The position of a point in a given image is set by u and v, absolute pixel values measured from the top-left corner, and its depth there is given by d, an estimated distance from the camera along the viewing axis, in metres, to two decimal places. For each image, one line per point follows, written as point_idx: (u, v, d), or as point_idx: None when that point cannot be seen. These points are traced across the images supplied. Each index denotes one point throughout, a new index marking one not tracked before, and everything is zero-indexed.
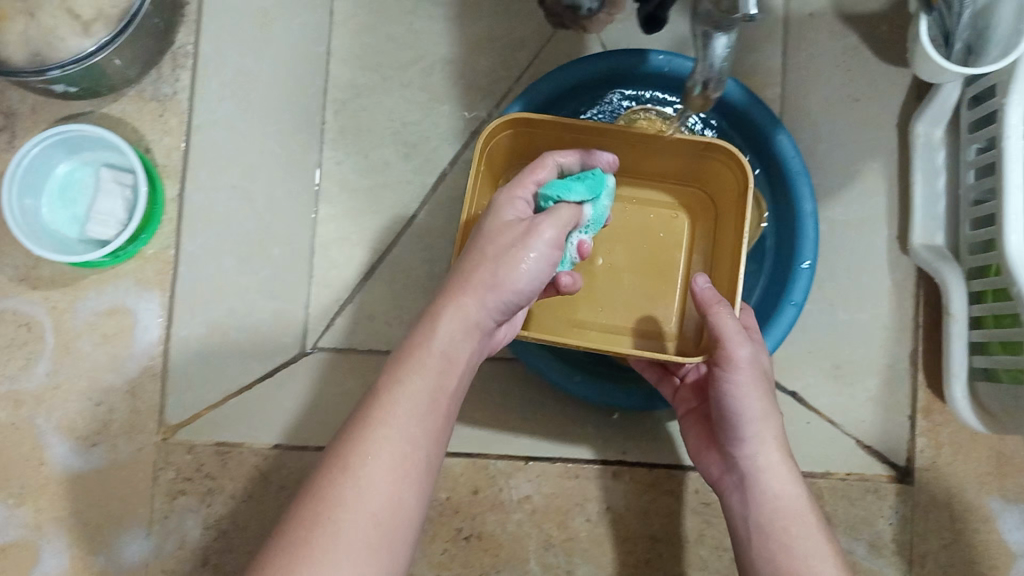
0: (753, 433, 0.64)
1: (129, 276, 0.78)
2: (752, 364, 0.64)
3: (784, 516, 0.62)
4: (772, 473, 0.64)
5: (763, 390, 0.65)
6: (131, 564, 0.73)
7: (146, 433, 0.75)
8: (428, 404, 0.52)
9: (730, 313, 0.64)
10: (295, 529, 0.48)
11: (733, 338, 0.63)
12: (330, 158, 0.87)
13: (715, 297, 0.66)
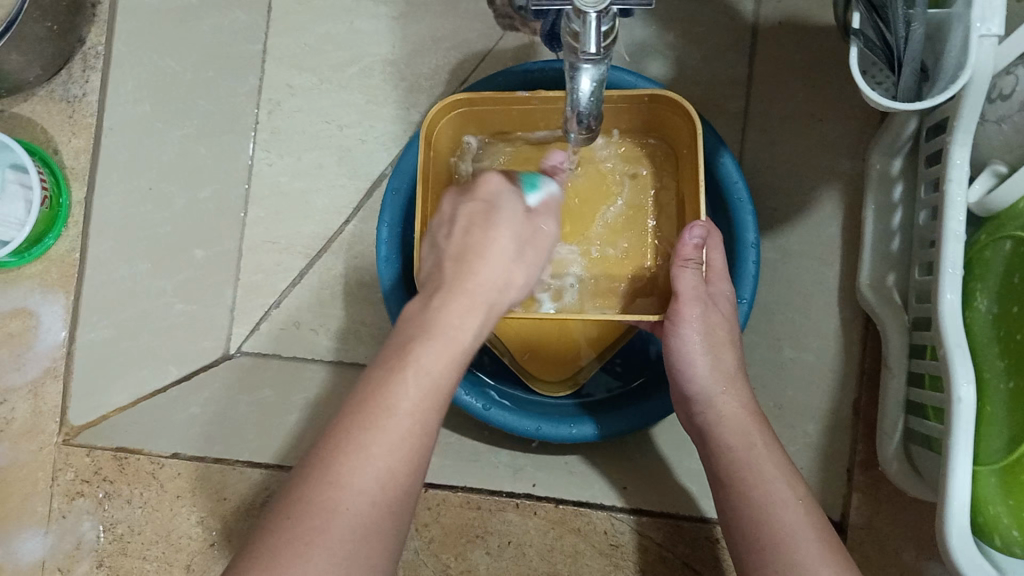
0: (701, 393, 0.64)
1: (33, 278, 0.76)
2: (707, 319, 0.64)
3: (747, 472, 0.59)
4: (740, 432, 0.61)
5: (717, 342, 0.65)
6: (27, 562, 0.73)
7: (46, 434, 0.75)
8: (427, 380, 0.48)
9: (689, 267, 0.64)
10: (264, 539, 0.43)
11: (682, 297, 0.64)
12: (263, 158, 0.85)
13: (694, 253, 0.64)
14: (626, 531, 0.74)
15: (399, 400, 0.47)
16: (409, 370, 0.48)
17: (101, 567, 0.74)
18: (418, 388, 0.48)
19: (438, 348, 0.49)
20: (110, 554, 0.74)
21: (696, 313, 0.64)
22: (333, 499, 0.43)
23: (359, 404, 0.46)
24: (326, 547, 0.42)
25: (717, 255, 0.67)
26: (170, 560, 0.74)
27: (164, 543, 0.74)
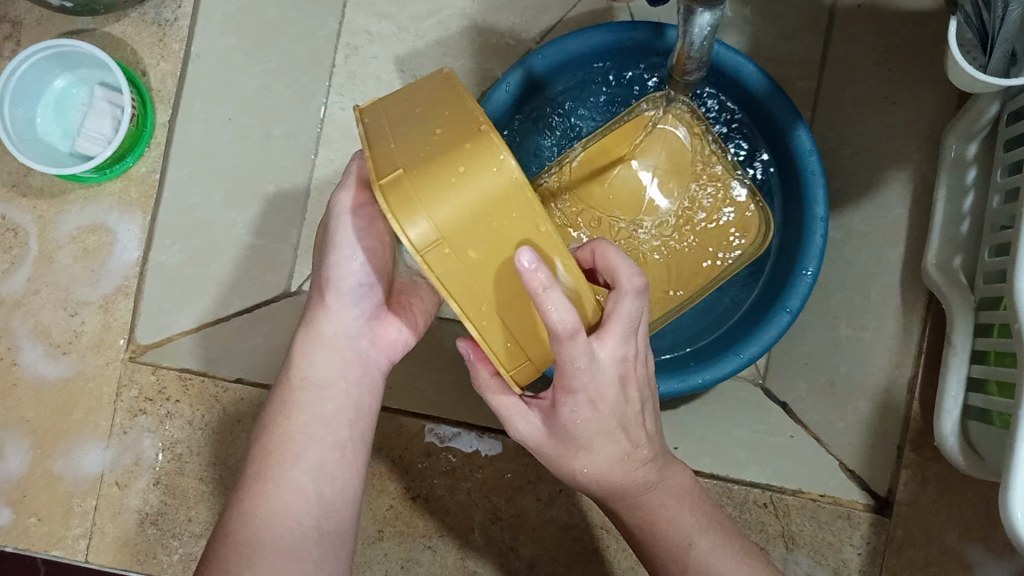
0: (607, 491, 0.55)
1: (112, 196, 0.77)
2: (573, 422, 0.50)
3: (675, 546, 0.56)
4: (622, 498, 0.56)
5: (612, 433, 0.52)
6: (87, 475, 0.75)
7: (114, 350, 0.75)
8: (317, 415, 0.53)
9: (487, 389, 0.53)
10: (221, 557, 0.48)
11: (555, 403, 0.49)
12: (335, 103, 0.85)
13: (483, 368, 0.53)
14: None
15: (300, 440, 0.52)
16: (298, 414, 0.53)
17: (158, 484, 0.75)
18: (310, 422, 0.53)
19: (320, 388, 0.54)
20: (167, 473, 0.75)
21: (569, 416, 0.50)
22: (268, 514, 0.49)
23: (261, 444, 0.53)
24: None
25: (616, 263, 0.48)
26: (226, 482, 0.74)
27: (221, 467, 0.74)
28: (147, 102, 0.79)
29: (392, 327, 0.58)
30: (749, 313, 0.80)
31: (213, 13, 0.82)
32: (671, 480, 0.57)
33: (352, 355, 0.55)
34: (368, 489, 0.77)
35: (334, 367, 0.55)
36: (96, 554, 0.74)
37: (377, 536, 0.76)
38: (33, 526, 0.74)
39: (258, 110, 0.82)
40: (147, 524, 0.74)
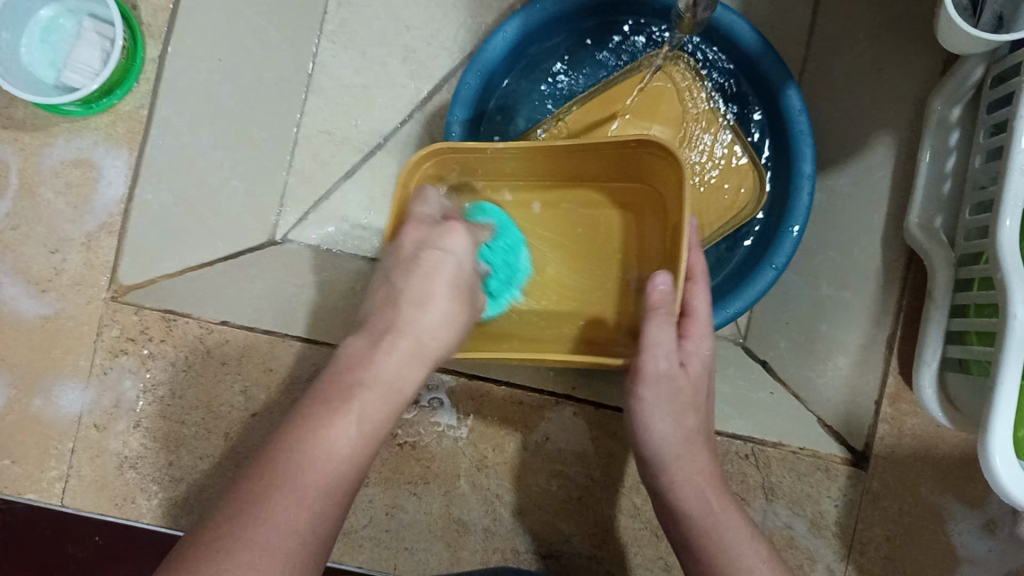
0: (657, 457, 0.64)
1: (98, 130, 0.76)
2: (665, 376, 0.63)
3: (700, 522, 0.62)
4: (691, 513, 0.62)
5: (677, 404, 0.64)
6: (64, 417, 0.72)
7: (96, 289, 0.73)
8: (361, 416, 0.50)
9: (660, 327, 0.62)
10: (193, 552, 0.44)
11: (652, 349, 0.63)
12: (328, 52, 0.86)
13: (662, 302, 0.62)
14: None
15: (332, 440, 0.48)
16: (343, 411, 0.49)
17: (139, 427, 0.73)
18: (353, 424, 0.49)
19: (377, 392, 0.51)
20: (149, 416, 0.73)
21: (658, 368, 0.63)
22: (259, 527, 0.45)
23: (310, 412, 0.49)
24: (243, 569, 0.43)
25: (696, 255, 0.69)
26: (210, 426, 0.73)
27: (205, 410, 0.73)
28: (136, 36, 0.77)
29: (592, 327, 0.58)
30: (736, 272, 0.82)
31: None
32: (701, 464, 0.64)
33: (417, 358, 0.53)
34: None
35: (353, 409, 0.50)
36: (72, 497, 0.72)
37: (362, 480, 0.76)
38: (9, 468, 0.72)
39: (251, 54, 0.82)
40: (126, 468, 0.72)
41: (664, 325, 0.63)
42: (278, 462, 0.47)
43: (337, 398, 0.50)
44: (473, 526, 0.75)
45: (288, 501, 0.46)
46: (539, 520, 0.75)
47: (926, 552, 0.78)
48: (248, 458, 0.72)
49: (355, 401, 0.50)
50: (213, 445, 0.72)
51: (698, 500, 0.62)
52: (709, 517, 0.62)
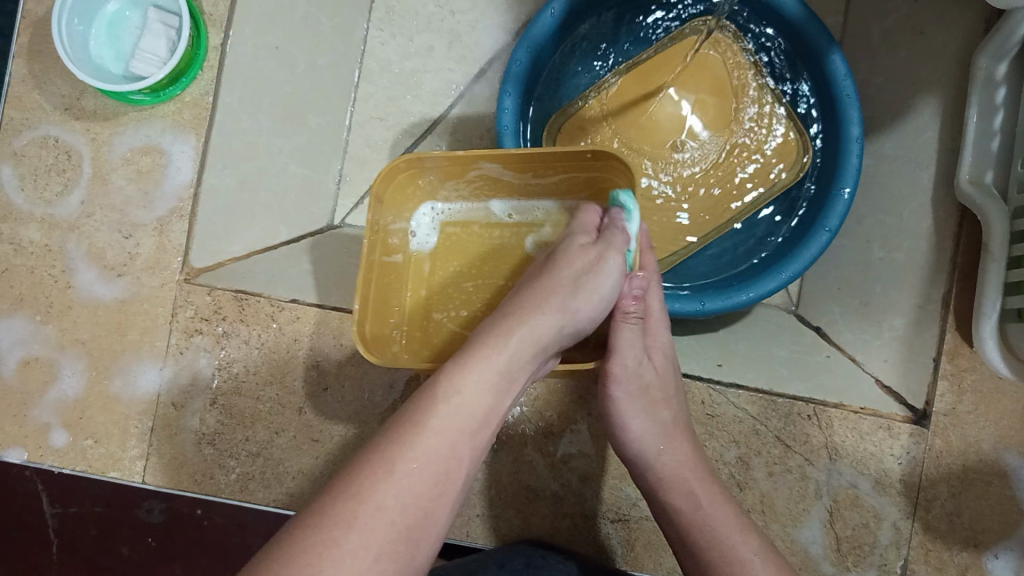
0: (640, 456, 0.64)
1: (166, 118, 0.79)
2: (633, 374, 0.64)
3: (692, 518, 0.60)
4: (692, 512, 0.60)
5: (650, 400, 0.64)
6: (144, 395, 0.75)
7: (170, 271, 0.76)
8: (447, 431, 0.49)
9: (630, 327, 0.63)
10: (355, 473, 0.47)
11: (620, 351, 0.63)
12: (376, 36, 0.87)
13: (633, 306, 0.63)
14: (722, 403, 0.81)
15: (465, 394, 0.51)
16: (444, 412, 0.50)
17: (214, 404, 0.75)
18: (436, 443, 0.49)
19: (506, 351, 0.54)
20: (224, 393, 0.75)
21: (628, 368, 0.64)
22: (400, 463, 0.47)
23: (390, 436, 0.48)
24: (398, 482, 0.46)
25: (649, 256, 0.66)
26: (283, 401, 0.74)
27: (279, 386, 0.75)
28: (200, 26, 0.80)
29: (625, 330, 0.63)
30: (792, 236, 0.82)
31: None
32: (682, 455, 0.63)
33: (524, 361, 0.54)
34: None
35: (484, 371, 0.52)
36: (154, 475, 0.74)
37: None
38: (90, 448, 0.74)
39: (303, 39, 0.84)
40: (204, 444, 0.74)
41: (631, 328, 0.64)
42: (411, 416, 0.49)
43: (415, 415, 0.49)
44: (542, 493, 0.77)
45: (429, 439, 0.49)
46: (606, 485, 0.77)
47: (991, 507, 0.78)
48: (322, 431, 0.74)
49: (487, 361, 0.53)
50: (288, 419, 0.74)
51: (686, 494, 0.61)
52: (698, 512, 0.60)
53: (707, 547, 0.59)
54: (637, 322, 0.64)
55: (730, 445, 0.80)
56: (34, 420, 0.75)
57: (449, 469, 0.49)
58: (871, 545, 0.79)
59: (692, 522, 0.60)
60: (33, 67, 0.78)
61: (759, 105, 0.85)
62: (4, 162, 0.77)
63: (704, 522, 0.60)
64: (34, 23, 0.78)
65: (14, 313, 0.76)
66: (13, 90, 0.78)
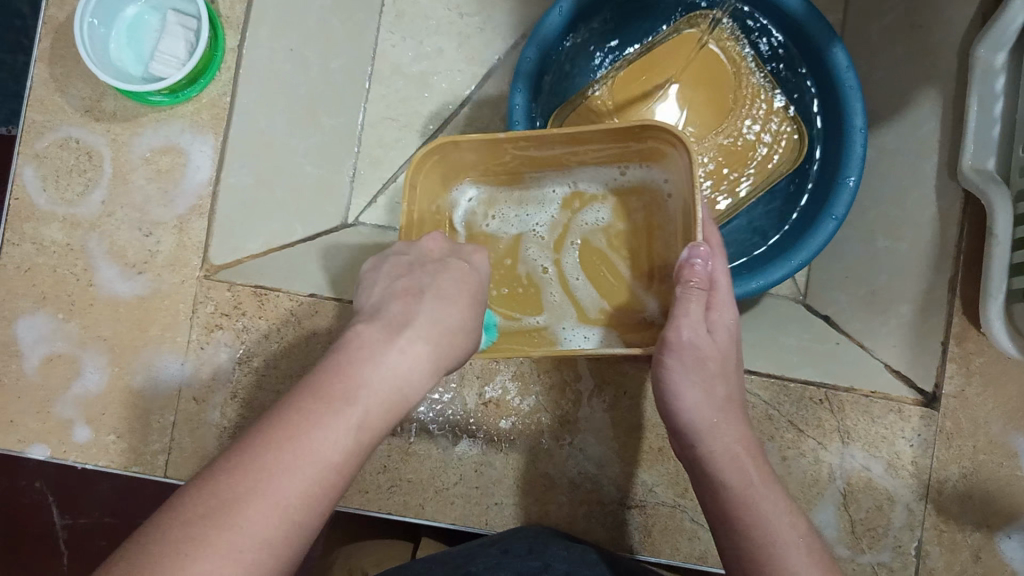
0: (692, 426, 0.64)
1: (184, 118, 0.80)
2: (690, 344, 0.64)
3: (739, 494, 0.61)
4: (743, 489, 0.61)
5: (705, 372, 0.64)
6: (165, 389, 0.76)
7: (189, 268, 0.77)
8: (365, 421, 0.48)
9: (693, 300, 0.63)
10: (219, 486, 0.42)
11: (678, 319, 0.64)
12: (387, 40, 0.92)
13: (698, 279, 0.63)
14: None
15: (345, 405, 0.47)
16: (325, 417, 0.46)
17: (235, 398, 0.75)
18: (352, 429, 0.47)
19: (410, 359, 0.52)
20: (244, 386, 0.76)
21: (683, 337, 0.64)
22: (278, 469, 0.43)
23: (301, 409, 0.46)
24: (268, 494, 0.43)
25: (712, 232, 0.68)
26: None
27: (298, 378, 0.76)
28: (218, 29, 0.80)
29: (694, 305, 0.64)
30: (796, 227, 0.84)
31: None
32: (736, 432, 0.64)
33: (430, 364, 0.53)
34: (458, 397, 0.80)
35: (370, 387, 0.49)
36: (175, 468, 0.75)
37: (381, 451, 0.78)
38: (113, 443, 0.75)
39: (318, 43, 0.87)
40: (225, 438, 0.75)
41: (695, 300, 0.64)
42: (289, 422, 0.45)
43: (334, 395, 0.48)
44: (559, 481, 0.78)
45: (307, 450, 0.45)
46: (622, 472, 0.78)
47: (1003, 487, 0.79)
48: None
49: (378, 364, 0.50)
50: None
51: (737, 470, 0.62)
52: (749, 489, 0.61)
53: (751, 524, 0.59)
54: (700, 298, 0.64)
55: None
56: (56, 416, 0.75)
57: (345, 463, 0.46)
58: (885, 527, 0.80)
59: (739, 499, 0.61)
60: (56, 70, 0.79)
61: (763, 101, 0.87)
62: (26, 163, 0.78)
63: (751, 498, 0.60)
64: (57, 27, 0.80)
65: (37, 311, 0.76)
66: (35, 92, 0.79)
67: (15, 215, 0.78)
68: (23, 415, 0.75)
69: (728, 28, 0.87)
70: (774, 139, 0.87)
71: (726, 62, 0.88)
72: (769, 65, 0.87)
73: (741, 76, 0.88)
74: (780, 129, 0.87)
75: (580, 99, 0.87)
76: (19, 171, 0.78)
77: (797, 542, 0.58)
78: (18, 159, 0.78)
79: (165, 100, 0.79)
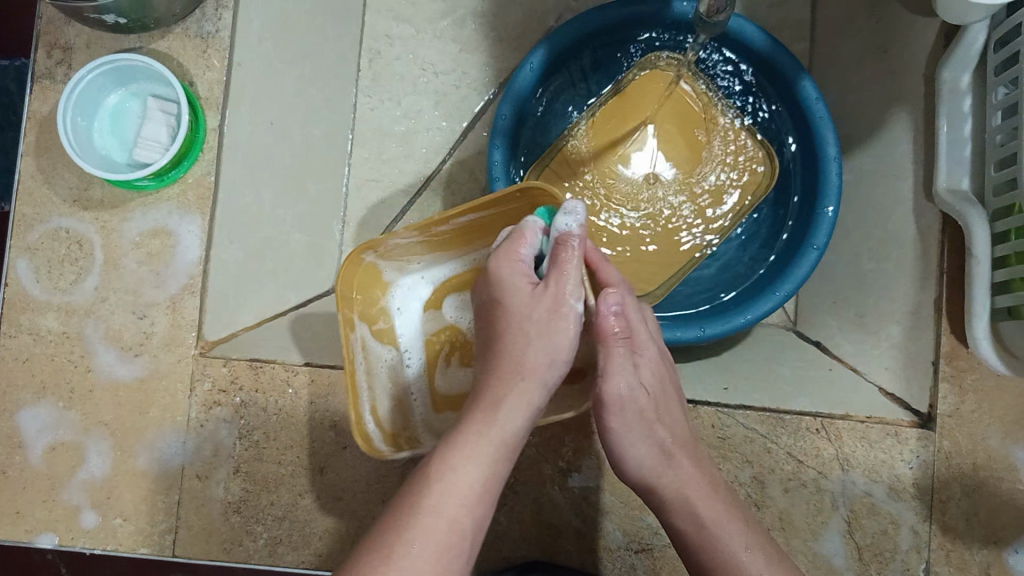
0: (641, 477, 0.63)
1: (172, 200, 0.82)
2: (628, 398, 0.61)
3: (697, 539, 0.62)
4: (704, 531, 0.61)
5: (648, 424, 0.62)
6: (169, 469, 0.77)
7: (185, 347, 0.79)
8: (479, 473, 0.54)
9: (621, 352, 0.60)
10: (368, 554, 0.51)
11: (611, 376, 0.60)
12: (365, 103, 0.90)
13: (617, 326, 0.60)
14: (732, 425, 0.83)
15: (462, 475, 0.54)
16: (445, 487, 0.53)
17: (238, 472, 0.76)
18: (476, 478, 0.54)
19: (518, 407, 0.57)
20: (246, 460, 0.77)
21: (618, 394, 0.61)
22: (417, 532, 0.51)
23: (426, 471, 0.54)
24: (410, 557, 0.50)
25: (609, 270, 0.63)
26: (304, 463, 0.77)
27: (299, 448, 0.77)
28: (199, 111, 0.83)
29: (619, 355, 0.60)
30: (780, 258, 0.85)
31: (253, 24, 0.87)
32: (688, 468, 0.63)
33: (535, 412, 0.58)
34: None
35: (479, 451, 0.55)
36: (183, 547, 0.76)
37: None
38: (121, 525, 0.76)
39: (298, 112, 0.87)
40: (231, 512, 0.76)
41: (622, 353, 0.61)
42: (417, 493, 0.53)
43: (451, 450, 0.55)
44: (565, 530, 0.79)
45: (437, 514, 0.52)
46: (627, 517, 0.78)
47: (1004, 503, 0.80)
48: (343, 488, 0.76)
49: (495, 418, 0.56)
50: (310, 481, 0.76)
51: (698, 511, 0.62)
52: (704, 530, 0.61)
53: (716, 558, 0.61)
54: (626, 348, 0.61)
55: (745, 466, 0.82)
56: (63, 503, 0.76)
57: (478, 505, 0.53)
58: (892, 551, 0.80)
59: (697, 532, 0.62)
60: (43, 162, 0.81)
61: (730, 127, 0.88)
62: (19, 256, 0.80)
63: (715, 537, 0.61)
64: (41, 120, 0.82)
65: (38, 402, 0.78)
66: (23, 185, 0.81)
67: (11, 305, 0.79)
68: (31, 505, 0.76)
69: (693, 70, 0.88)
70: (748, 172, 0.87)
71: (698, 103, 0.88)
72: (741, 101, 0.89)
73: (710, 115, 0.88)
74: (755, 160, 0.87)
75: (552, 147, 0.88)
76: (13, 265, 0.80)
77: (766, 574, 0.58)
78: (11, 253, 0.80)
79: (150, 184, 0.80)
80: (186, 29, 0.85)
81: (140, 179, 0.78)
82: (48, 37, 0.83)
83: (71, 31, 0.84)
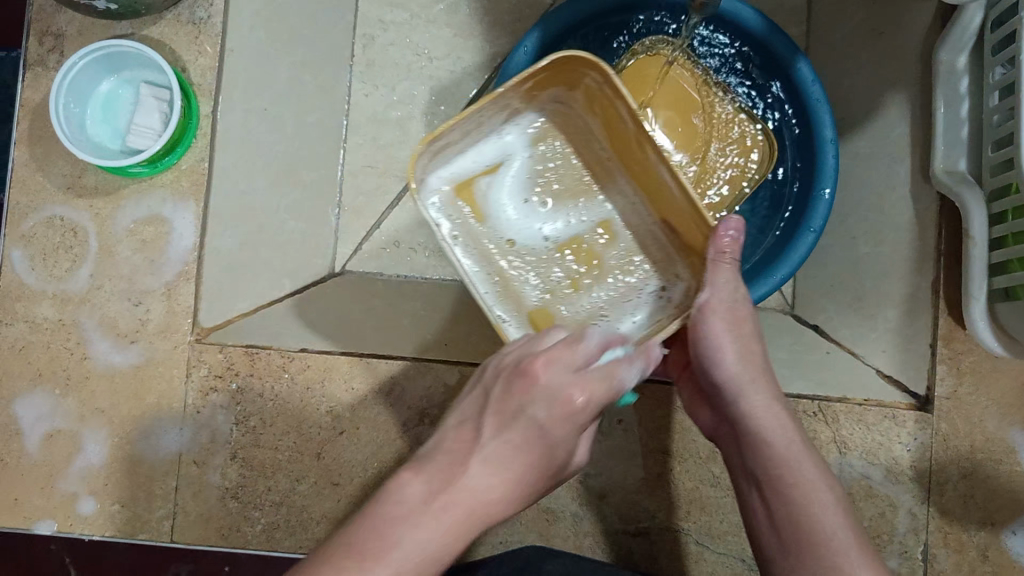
0: (729, 382, 0.64)
1: (165, 187, 0.82)
2: (728, 307, 0.63)
3: (784, 453, 0.62)
4: (787, 452, 0.62)
5: (742, 331, 0.64)
6: (166, 455, 0.77)
7: (181, 333, 0.79)
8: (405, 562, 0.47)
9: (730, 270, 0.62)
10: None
11: (713, 286, 0.62)
12: (359, 90, 0.90)
13: (731, 247, 0.61)
14: None
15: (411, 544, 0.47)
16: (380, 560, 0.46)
17: (236, 458, 0.77)
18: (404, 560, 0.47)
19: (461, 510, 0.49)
20: (243, 447, 0.77)
21: (720, 302, 0.63)
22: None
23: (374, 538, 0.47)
24: None
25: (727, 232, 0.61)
26: (301, 448, 0.77)
27: (296, 434, 0.77)
28: (191, 97, 0.83)
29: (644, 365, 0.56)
30: (777, 243, 0.85)
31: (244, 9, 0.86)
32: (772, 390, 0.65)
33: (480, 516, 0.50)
34: None
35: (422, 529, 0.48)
36: (181, 533, 0.76)
37: None
38: (119, 512, 0.76)
39: (290, 99, 0.86)
40: (229, 498, 0.76)
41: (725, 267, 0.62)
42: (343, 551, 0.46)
43: (372, 550, 0.46)
44: (561, 514, 0.79)
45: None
46: (624, 501, 0.79)
47: (1002, 485, 0.80)
48: (341, 473, 0.77)
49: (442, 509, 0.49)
50: (308, 466, 0.77)
51: (781, 428, 0.62)
52: (793, 446, 0.62)
53: (793, 482, 0.61)
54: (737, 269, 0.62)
55: None
56: (61, 491, 0.77)
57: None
58: (890, 534, 0.80)
59: (781, 457, 0.62)
60: (36, 151, 0.81)
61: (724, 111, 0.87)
62: (13, 245, 0.80)
63: (795, 458, 0.62)
64: (33, 109, 0.82)
65: (34, 390, 0.78)
66: (16, 174, 0.81)
67: (5, 294, 0.79)
68: (29, 493, 0.77)
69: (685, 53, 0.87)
70: (744, 154, 0.86)
71: (691, 85, 0.87)
72: (735, 84, 0.88)
73: (703, 96, 0.87)
74: (751, 142, 0.86)
75: None
76: (7, 254, 0.80)
77: (835, 504, 0.60)
78: (5, 242, 0.80)
79: (144, 171, 0.80)
80: (178, 14, 0.85)
81: (134, 165, 0.78)
82: (39, 25, 0.83)
83: (62, 19, 0.83)
